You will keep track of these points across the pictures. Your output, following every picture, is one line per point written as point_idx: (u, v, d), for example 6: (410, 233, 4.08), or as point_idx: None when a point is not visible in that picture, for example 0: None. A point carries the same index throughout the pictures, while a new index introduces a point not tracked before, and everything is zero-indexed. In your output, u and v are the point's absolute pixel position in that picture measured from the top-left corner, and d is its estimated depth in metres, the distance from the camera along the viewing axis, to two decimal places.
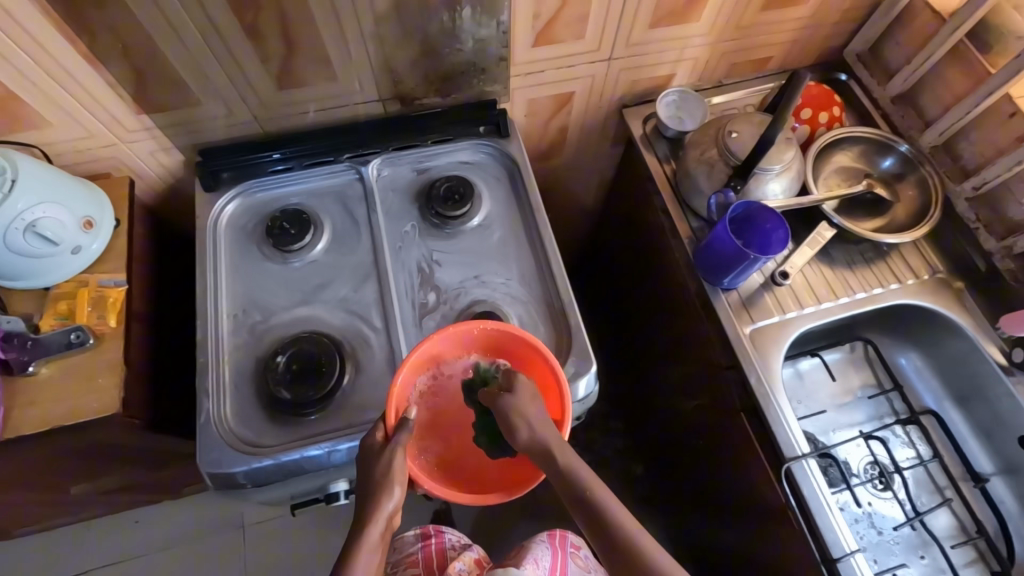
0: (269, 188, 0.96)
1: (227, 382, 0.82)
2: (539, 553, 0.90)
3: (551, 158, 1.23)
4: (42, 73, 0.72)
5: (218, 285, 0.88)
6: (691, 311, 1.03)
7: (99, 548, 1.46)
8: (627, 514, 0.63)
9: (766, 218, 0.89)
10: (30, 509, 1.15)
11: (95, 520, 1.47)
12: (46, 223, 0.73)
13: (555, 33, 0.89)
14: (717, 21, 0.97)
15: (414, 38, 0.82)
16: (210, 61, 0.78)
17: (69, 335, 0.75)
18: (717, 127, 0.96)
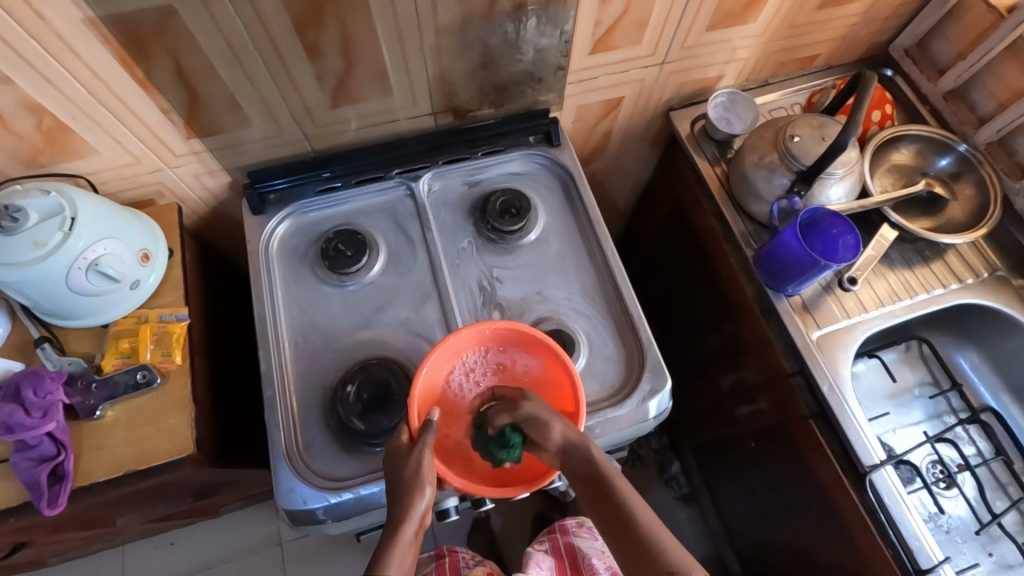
0: (318, 208, 0.93)
1: (296, 414, 0.79)
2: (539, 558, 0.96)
3: (592, 162, 1.21)
4: (95, 102, 0.68)
5: (276, 312, 0.86)
6: (749, 317, 1.02)
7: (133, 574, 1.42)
8: (634, 492, 0.65)
9: (834, 223, 0.88)
10: (73, 543, 1.11)
11: (130, 544, 1.43)
12: (106, 260, 0.70)
13: (614, 39, 0.86)
14: (772, 21, 0.95)
15: (475, 50, 0.79)
16: (267, 82, 0.74)
17: (135, 376, 0.72)
18: (775, 131, 0.94)
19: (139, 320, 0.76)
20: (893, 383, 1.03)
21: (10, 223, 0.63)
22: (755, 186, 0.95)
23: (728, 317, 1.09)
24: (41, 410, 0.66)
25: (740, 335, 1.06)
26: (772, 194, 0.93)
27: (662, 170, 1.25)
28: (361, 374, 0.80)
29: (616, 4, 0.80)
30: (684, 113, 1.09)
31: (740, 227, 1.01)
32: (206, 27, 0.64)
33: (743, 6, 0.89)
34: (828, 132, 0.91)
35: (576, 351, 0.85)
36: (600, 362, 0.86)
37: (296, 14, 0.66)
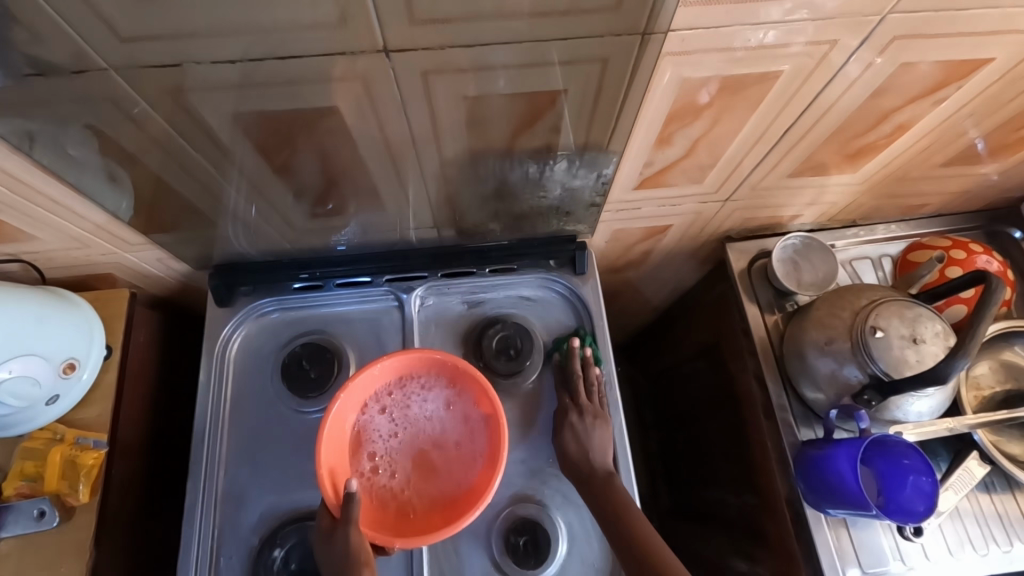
0: (292, 306, 0.81)
1: (213, 566, 0.69)
2: None
3: (625, 272, 1.04)
4: (22, 200, 0.58)
5: (219, 428, 0.75)
6: (773, 514, 0.83)
7: None
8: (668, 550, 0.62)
9: (907, 453, 0.69)
10: None
11: None
12: (9, 385, 0.59)
13: (667, 178, 0.69)
14: (877, 174, 0.75)
15: (489, 184, 0.64)
16: (231, 193, 0.61)
17: (32, 509, 0.63)
18: (852, 311, 0.75)
19: (54, 438, 0.66)
20: None
21: None
22: (813, 371, 0.77)
23: (748, 494, 0.91)
24: None
25: (759, 524, 0.88)
26: (834, 387, 0.75)
27: (705, 290, 1.06)
28: (294, 536, 0.69)
29: (675, 148, 0.62)
30: (743, 246, 0.91)
31: (785, 405, 0.82)
32: (146, 143, 0.51)
33: (843, 160, 0.70)
34: (922, 331, 0.70)
35: (551, 550, 0.70)
36: (575, 567, 0.71)
37: (260, 139, 0.52)
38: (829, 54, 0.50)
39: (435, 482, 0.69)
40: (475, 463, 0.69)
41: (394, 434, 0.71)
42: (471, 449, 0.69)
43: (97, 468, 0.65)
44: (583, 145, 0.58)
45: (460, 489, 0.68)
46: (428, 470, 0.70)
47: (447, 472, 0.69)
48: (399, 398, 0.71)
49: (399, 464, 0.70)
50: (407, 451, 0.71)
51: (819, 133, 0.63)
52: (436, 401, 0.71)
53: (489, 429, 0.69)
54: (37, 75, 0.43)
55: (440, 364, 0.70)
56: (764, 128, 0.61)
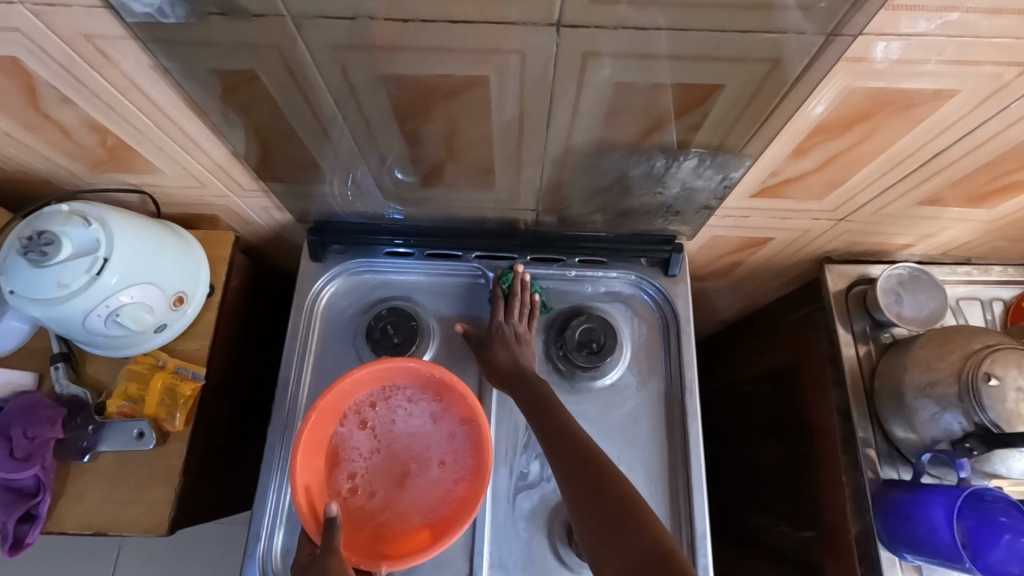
0: (380, 270, 0.82)
1: (286, 509, 0.72)
2: None
3: (705, 280, 1.01)
4: (161, 134, 0.60)
5: (300, 379, 0.77)
6: (836, 552, 0.80)
7: None
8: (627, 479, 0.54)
9: (1006, 510, 0.66)
10: None
11: None
12: (130, 310, 0.62)
13: (788, 190, 0.66)
14: (1015, 213, 0.70)
15: (606, 176, 0.62)
16: (352, 152, 0.62)
17: (132, 430, 0.66)
18: (962, 354, 0.70)
19: (156, 365, 0.69)
20: None
21: (38, 256, 0.57)
22: (910, 413, 0.73)
23: (807, 526, 0.88)
24: (25, 452, 0.62)
25: (817, 558, 0.85)
26: (930, 433, 0.72)
27: (786, 310, 1.02)
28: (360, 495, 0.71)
29: (810, 161, 0.59)
30: (843, 269, 0.86)
31: (869, 441, 0.79)
32: (290, 92, 0.52)
33: (983, 194, 0.65)
34: None
35: None
36: None
37: (400, 103, 0.52)
38: (1016, 78, 0.48)
39: (415, 501, 0.71)
40: (454, 484, 0.70)
41: (374, 448, 0.73)
42: (451, 467, 0.71)
43: (194, 398, 0.68)
44: (717, 146, 0.56)
45: (439, 507, 0.69)
46: (408, 487, 0.71)
47: (426, 491, 0.71)
48: (379, 412, 0.73)
49: (379, 479, 0.72)
50: (386, 467, 0.72)
51: (970, 163, 0.59)
52: (415, 420, 0.73)
53: (470, 449, 0.70)
54: (216, 15, 0.44)
55: (422, 378, 0.71)
56: (912, 151, 0.58)
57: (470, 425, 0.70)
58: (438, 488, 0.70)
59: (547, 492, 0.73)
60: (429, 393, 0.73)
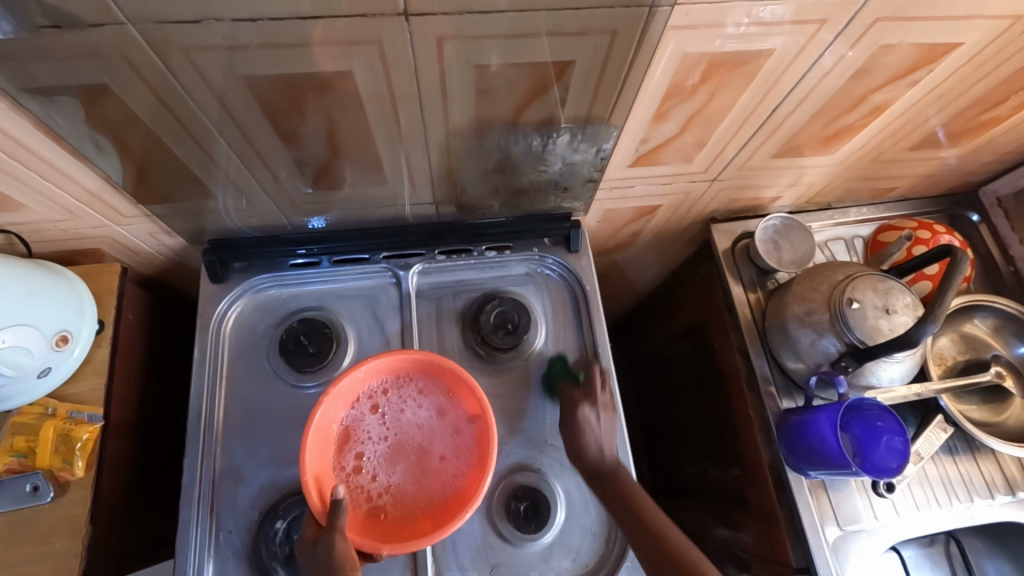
0: (287, 283, 0.81)
1: (214, 539, 0.69)
2: None
3: (613, 254, 1.07)
4: (17, 164, 0.57)
5: (214, 405, 0.74)
6: (758, 481, 0.87)
7: None
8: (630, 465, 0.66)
9: (881, 415, 0.74)
10: None
11: None
12: (3, 355, 0.58)
13: (660, 155, 0.72)
14: (852, 156, 0.80)
15: (491, 158, 0.66)
16: (234, 162, 0.62)
17: (24, 486, 0.61)
18: (830, 284, 0.79)
19: (44, 414, 0.64)
20: None
21: None
22: (795, 343, 0.81)
23: (733, 465, 0.95)
24: None
25: (744, 494, 0.92)
26: (814, 358, 0.80)
27: (690, 272, 1.10)
28: (295, 509, 0.70)
29: (671, 124, 0.65)
30: (728, 226, 0.95)
31: (769, 377, 0.87)
32: (151, 103, 0.52)
33: (822, 141, 0.74)
34: (894, 301, 0.76)
35: (551, 516, 0.72)
36: (574, 533, 0.73)
37: (270, 103, 0.53)
38: (817, 34, 0.55)
39: (419, 490, 0.70)
40: (458, 478, 0.69)
41: (383, 434, 0.72)
42: (456, 462, 0.70)
43: (93, 441, 0.64)
44: (585, 118, 0.60)
45: (440, 498, 0.68)
46: (413, 477, 0.70)
47: (428, 483, 0.70)
48: (391, 399, 0.72)
49: (385, 465, 0.71)
50: (392, 453, 0.71)
51: (804, 112, 0.67)
52: (424, 412, 0.73)
53: (476, 445, 0.70)
54: (50, 27, 0.43)
55: (439, 372, 0.71)
56: (754, 106, 0.65)
57: (477, 420, 0.70)
58: (440, 484, 0.69)
59: None
60: (441, 386, 0.72)
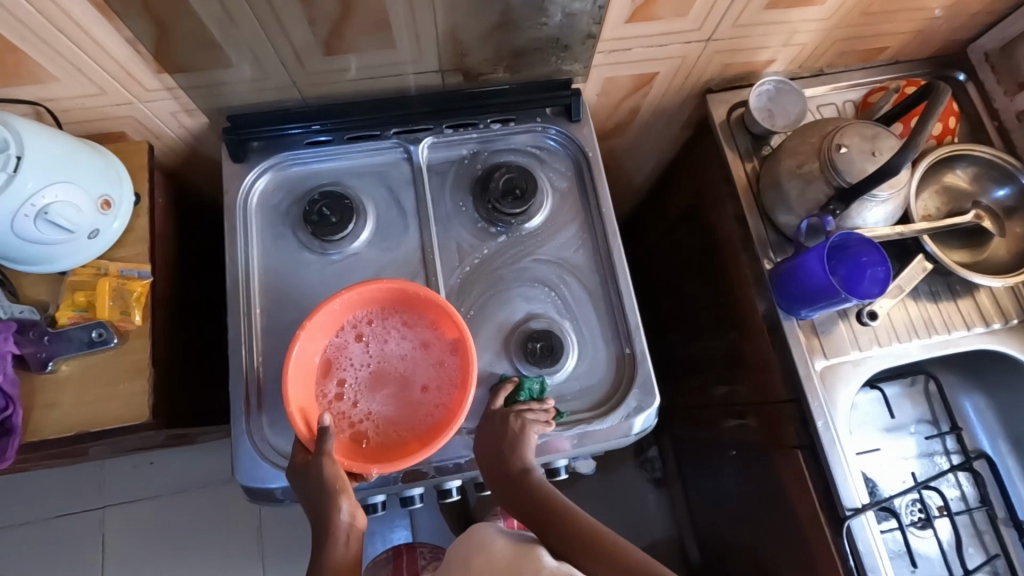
0: (305, 162, 0.85)
1: (263, 385, 0.76)
2: None
3: (613, 138, 1.10)
4: (48, 24, 0.60)
5: (249, 272, 0.80)
6: (754, 334, 0.94)
7: (79, 495, 1.37)
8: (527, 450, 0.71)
9: (865, 251, 0.81)
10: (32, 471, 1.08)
11: (84, 468, 1.38)
12: (58, 207, 0.63)
13: (656, 8, 0.75)
14: (842, 5, 0.82)
15: (494, 7, 0.70)
16: (248, 20, 0.65)
17: (91, 333, 0.68)
18: (820, 136, 0.83)
19: (98, 273, 0.70)
20: (891, 417, 0.99)
21: None
22: (786, 196, 0.86)
23: (731, 328, 1.02)
24: None
25: (741, 349, 0.99)
26: (805, 207, 0.84)
27: (688, 154, 1.13)
28: None
29: None
30: (723, 96, 0.97)
31: (764, 236, 0.91)
32: None
33: None
34: (880, 145, 0.80)
35: (564, 354, 0.79)
36: (586, 370, 0.80)
37: None
38: None
39: (399, 417, 0.74)
40: (437, 407, 0.73)
41: (367, 362, 0.76)
42: (437, 393, 0.74)
43: (146, 296, 0.71)
44: None
45: (425, 427, 0.73)
46: (395, 403, 0.75)
47: (410, 410, 0.74)
48: (374, 331, 0.77)
49: (367, 390, 0.75)
50: (374, 380, 0.76)
51: None
52: (410, 344, 0.77)
53: (457, 374, 0.74)
54: None
55: (426, 307, 0.75)
56: None
57: (457, 352, 0.74)
58: (425, 414, 0.74)
59: (499, 325, 0.81)
60: (422, 319, 0.76)
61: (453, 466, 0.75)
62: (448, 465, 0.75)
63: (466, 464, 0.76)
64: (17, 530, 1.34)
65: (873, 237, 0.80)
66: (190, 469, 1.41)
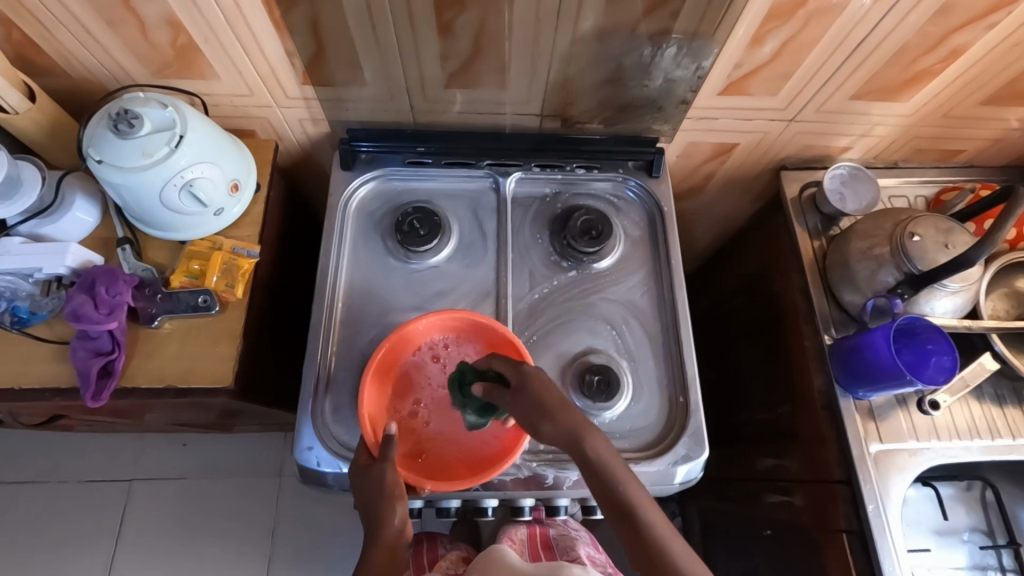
0: (405, 179, 0.93)
1: (334, 373, 0.81)
2: (511, 531, 0.91)
3: (683, 199, 1.15)
4: (232, 33, 0.71)
5: (339, 268, 0.87)
6: (807, 408, 0.94)
7: (112, 463, 1.40)
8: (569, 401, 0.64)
9: (932, 338, 0.81)
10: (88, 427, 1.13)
11: (122, 437, 1.42)
12: (200, 183, 0.72)
13: (749, 85, 0.82)
14: (925, 105, 0.87)
15: (604, 64, 0.78)
16: (391, 49, 0.75)
17: (197, 298, 0.75)
18: (893, 223, 0.86)
19: (213, 247, 0.78)
20: (942, 519, 0.94)
21: (125, 128, 0.66)
22: (853, 275, 0.88)
23: (782, 399, 1.01)
24: (108, 308, 0.70)
25: (791, 422, 0.98)
26: (873, 288, 0.86)
27: (754, 225, 1.17)
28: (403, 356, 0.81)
29: (766, 50, 0.75)
30: (797, 174, 1.02)
31: (826, 311, 0.93)
32: None
33: (898, 85, 0.83)
34: (954, 239, 0.82)
35: (618, 392, 0.81)
36: (637, 412, 0.82)
37: None
38: None
39: (459, 440, 0.77)
40: (493, 439, 0.76)
41: (440, 382, 0.80)
42: (496, 425, 0.76)
43: (250, 273, 0.78)
44: (693, 33, 0.73)
45: (481, 455, 0.75)
46: (458, 426, 0.78)
47: (471, 436, 0.77)
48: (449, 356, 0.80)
49: (437, 410, 0.79)
50: (446, 401, 0.79)
51: (888, 49, 0.76)
52: None
53: None
54: None
55: (498, 342, 0.77)
56: (843, 37, 0.74)
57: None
58: (483, 442, 0.76)
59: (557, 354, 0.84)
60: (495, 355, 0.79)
61: (498, 482, 0.77)
62: (493, 480, 0.77)
63: (510, 482, 0.77)
64: (48, 486, 1.37)
65: (942, 325, 0.80)
66: (219, 456, 1.41)
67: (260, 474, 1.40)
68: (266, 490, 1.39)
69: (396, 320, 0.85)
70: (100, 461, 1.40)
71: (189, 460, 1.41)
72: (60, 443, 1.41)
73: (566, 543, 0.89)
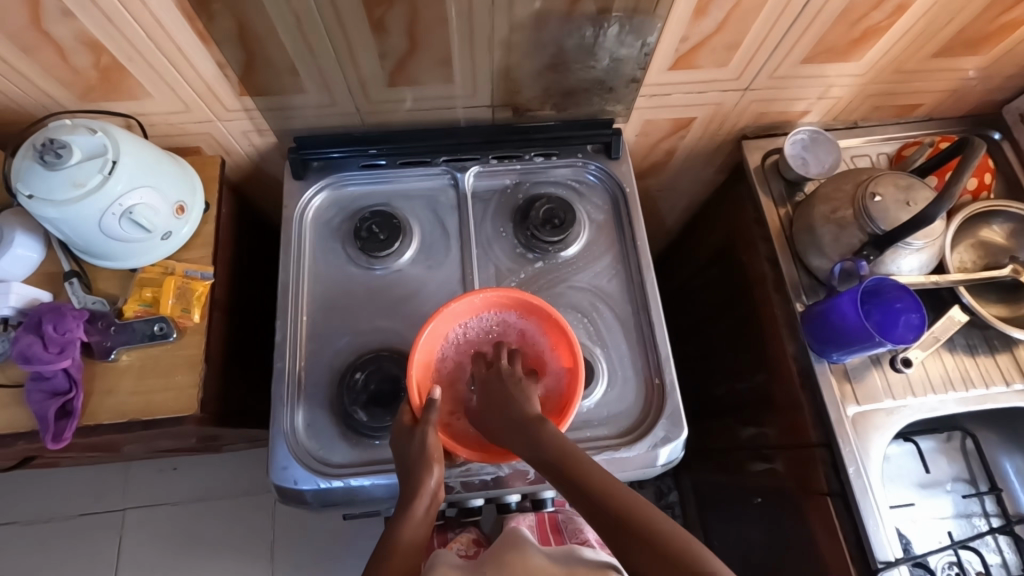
0: (361, 183, 0.91)
1: (303, 389, 0.80)
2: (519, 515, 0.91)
3: (648, 178, 1.13)
4: (156, 50, 0.68)
5: (299, 282, 0.85)
6: (784, 376, 0.94)
7: (100, 495, 1.38)
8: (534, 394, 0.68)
9: (899, 296, 0.81)
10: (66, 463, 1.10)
11: (108, 469, 1.39)
12: (141, 209, 0.69)
13: (697, 58, 0.80)
14: (876, 63, 0.87)
15: (547, 49, 0.77)
16: (326, 53, 0.72)
17: (153, 326, 0.73)
18: (855, 184, 0.86)
19: (165, 272, 0.76)
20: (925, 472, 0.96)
21: (53, 159, 0.63)
22: (819, 240, 0.87)
23: (760, 368, 1.01)
24: (59, 346, 0.68)
25: (771, 391, 0.98)
26: (838, 252, 0.86)
27: (721, 196, 1.16)
28: (373, 364, 0.79)
29: (709, 22, 0.74)
30: (758, 143, 1.01)
31: (795, 278, 0.92)
32: None
33: (847, 45, 0.82)
34: (915, 196, 0.82)
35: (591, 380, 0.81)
36: (613, 398, 0.81)
37: None
38: None
39: None
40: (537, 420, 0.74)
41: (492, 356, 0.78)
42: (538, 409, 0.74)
43: (205, 295, 0.76)
44: (633, 10, 0.71)
45: None
46: None
47: None
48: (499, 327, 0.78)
49: None
50: None
51: (833, 9, 0.74)
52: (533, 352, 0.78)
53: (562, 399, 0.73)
54: None
55: (553, 324, 0.75)
56: (785, 2, 0.73)
57: (569, 375, 0.73)
58: None
59: None
60: (541, 331, 0.77)
61: (478, 483, 0.76)
62: (472, 481, 0.75)
63: (490, 482, 0.76)
64: (37, 525, 1.35)
65: (907, 283, 0.80)
66: (208, 478, 1.40)
67: (252, 492, 1.39)
68: (259, 507, 1.38)
69: (363, 329, 0.83)
70: (88, 494, 1.38)
71: (178, 485, 1.39)
72: (45, 480, 1.39)
73: (575, 525, 0.91)
